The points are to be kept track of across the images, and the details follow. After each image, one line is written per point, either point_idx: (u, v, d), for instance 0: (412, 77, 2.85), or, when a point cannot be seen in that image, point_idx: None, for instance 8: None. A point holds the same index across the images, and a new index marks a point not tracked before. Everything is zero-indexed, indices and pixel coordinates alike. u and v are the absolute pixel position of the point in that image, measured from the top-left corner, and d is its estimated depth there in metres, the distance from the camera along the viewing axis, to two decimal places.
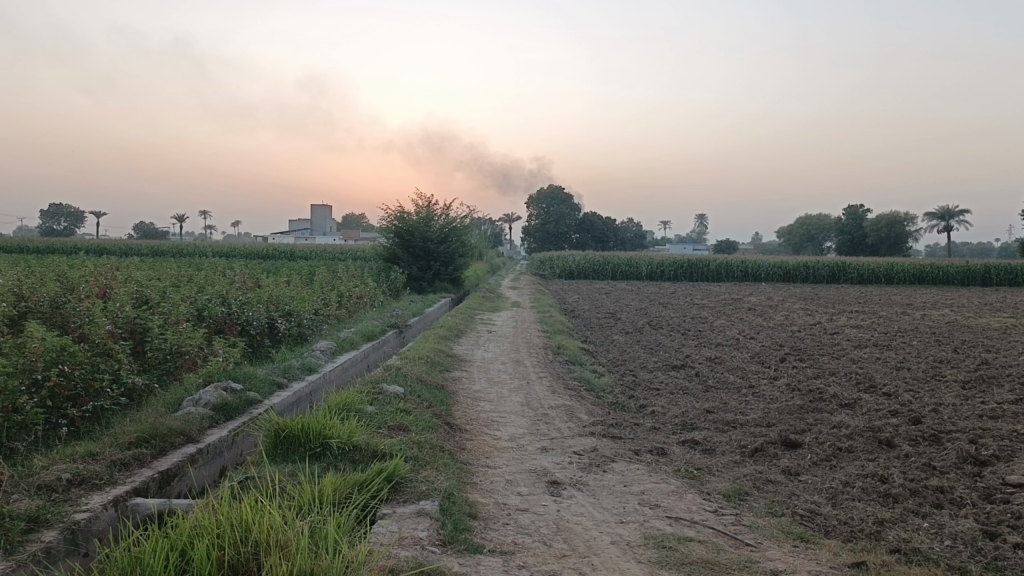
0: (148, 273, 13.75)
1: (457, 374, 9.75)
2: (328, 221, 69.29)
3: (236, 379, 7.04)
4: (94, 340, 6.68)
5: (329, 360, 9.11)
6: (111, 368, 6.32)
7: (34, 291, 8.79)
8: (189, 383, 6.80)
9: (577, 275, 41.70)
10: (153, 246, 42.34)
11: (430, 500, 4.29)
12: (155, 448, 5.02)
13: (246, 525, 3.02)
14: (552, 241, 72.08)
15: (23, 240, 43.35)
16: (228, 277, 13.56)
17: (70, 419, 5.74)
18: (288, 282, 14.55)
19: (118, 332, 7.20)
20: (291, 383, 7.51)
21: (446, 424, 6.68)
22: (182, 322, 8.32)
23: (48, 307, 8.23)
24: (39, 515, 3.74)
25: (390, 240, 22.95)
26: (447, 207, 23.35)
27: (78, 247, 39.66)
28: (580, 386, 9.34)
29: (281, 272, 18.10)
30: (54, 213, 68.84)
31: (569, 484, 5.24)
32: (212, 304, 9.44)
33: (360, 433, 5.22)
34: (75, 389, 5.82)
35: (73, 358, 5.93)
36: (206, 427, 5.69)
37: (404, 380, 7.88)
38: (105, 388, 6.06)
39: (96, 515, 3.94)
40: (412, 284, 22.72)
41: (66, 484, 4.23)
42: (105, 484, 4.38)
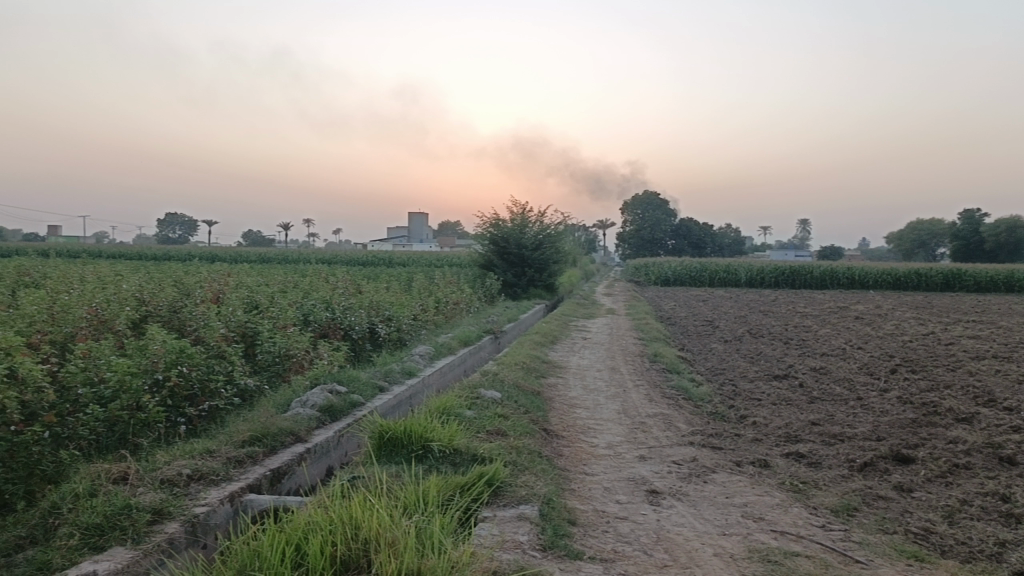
0: (258, 279, 14.42)
1: (554, 381, 9.78)
2: (424, 228, 70.52)
3: (341, 381, 7.29)
4: (210, 343, 7.06)
5: (428, 364, 9.31)
6: (225, 370, 6.68)
7: (154, 297, 9.36)
8: (296, 387, 7.09)
9: (673, 282, 41.20)
10: (257, 253, 44.06)
11: (530, 505, 4.34)
12: (266, 446, 5.23)
13: (356, 523, 3.12)
14: (650, 246, 71.42)
15: (140, 247, 45.99)
16: (329, 283, 14.03)
17: (188, 417, 6.09)
18: (388, 288, 14.97)
19: (230, 334, 7.58)
20: (392, 387, 7.70)
21: (543, 430, 6.72)
22: (289, 326, 8.68)
23: (167, 311, 8.74)
24: (163, 507, 3.98)
25: (485, 246, 23.27)
26: (542, 214, 23.43)
27: (190, 254, 41.71)
28: (678, 395, 9.21)
29: (382, 279, 18.62)
30: (169, 221, 72.65)
31: (669, 494, 5.18)
32: (317, 309, 9.83)
33: (460, 437, 5.30)
34: (192, 390, 6.18)
35: (191, 360, 6.29)
36: (314, 427, 5.91)
37: (500, 386, 7.96)
38: (219, 389, 6.41)
39: (214, 508, 4.15)
40: (506, 290, 22.89)
41: (187, 479, 4.48)
42: (221, 480, 4.60)
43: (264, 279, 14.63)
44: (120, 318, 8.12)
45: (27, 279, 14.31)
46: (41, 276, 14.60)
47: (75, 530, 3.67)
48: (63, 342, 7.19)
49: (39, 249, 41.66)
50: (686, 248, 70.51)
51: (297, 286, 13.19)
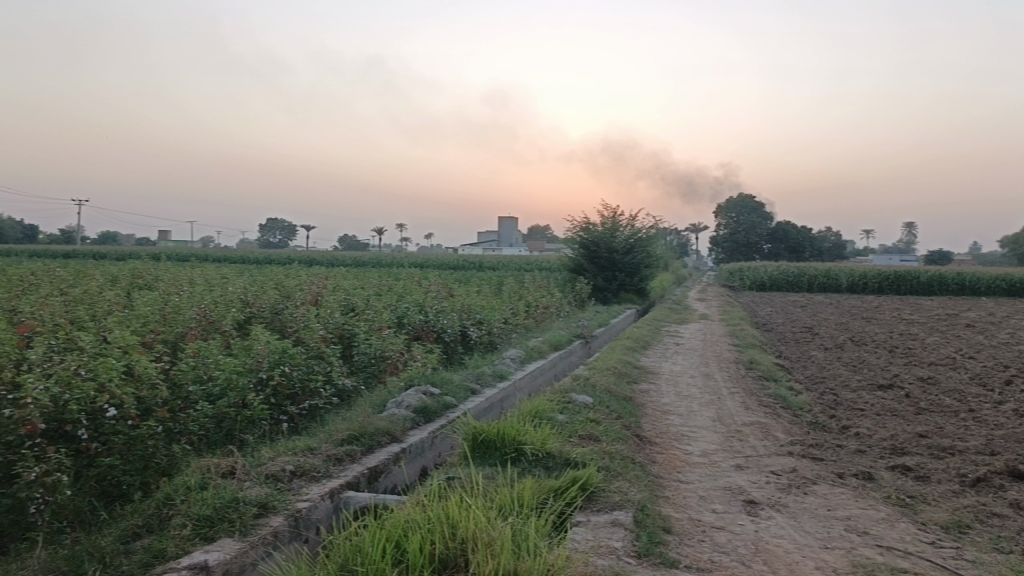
0: (354, 282, 14.83)
1: (646, 387, 9.67)
2: (514, 232, 70.95)
3: (435, 383, 7.41)
4: (310, 345, 7.31)
5: (519, 367, 9.35)
6: (324, 370, 6.90)
7: (257, 299, 9.76)
8: (391, 388, 7.24)
9: (769, 287, 40.17)
10: (354, 257, 45.33)
11: (624, 511, 4.31)
12: (363, 446, 5.37)
13: (453, 522, 3.17)
14: (745, 250, 70.38)
15: (243, 252, 47.95)
16: (421, 287, 14.30)
17: (290, 415, 6.31)
18: (479, 292, 15.14)
19: (329, 336, 7.82)
20: (484, 390, 7.77)
21: (636, 436, 6.65)
22: (385, 328, 8.89)
23: (269, 313, 9.09)
24: (268, 502, 4.15)
25: (575, 251, 23.25)
26: (633, 217, 23.24)
27: (289, 258, 43.31)
28: (775, 403, 8.96)
29: (473, 283, 18.87)
30: (270, 227, 75.49)
31: (767, 505, 5.05)
32: (411, 312, 10.04)
33: (553, 440, 5.32)
34: (294, 389, 6.42)
35: (293, 360, 6.53)
36: (408, 428, 6.02)
37: (592, 391, 7.92)
38: (319, 388, 6.62)
39: (315, 504, 4.28)
40: (597, 294, 22.78)
41: (290, 475, 4.64)
42: (321, 476, 4.75)
43: (361, 282, 15.02)
44: (226, 319, 8.49)
45: (142, 281, 15.18)
46: (154, 279, 15.45)
47: (187, 521, 3.86)
48: (174, 341, 7.58)
49: (153, 252, 44.07)
50: (782, 252, 68.55)
51: (392, 289, 13.49)
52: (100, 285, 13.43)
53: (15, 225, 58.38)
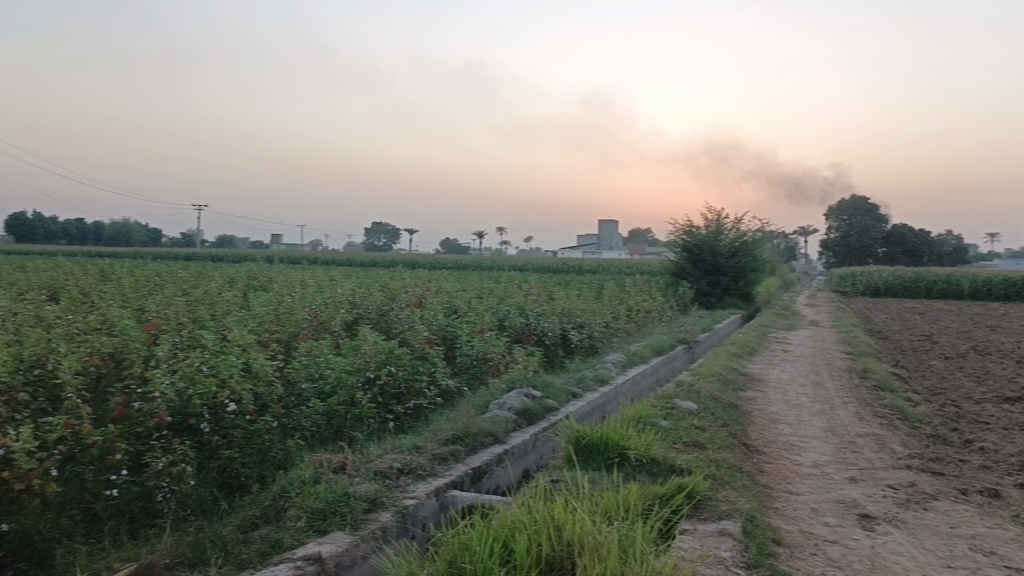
0: (456, 285, 15.05)
1: (752, 394, 9.42)
2: (615, 236, 70.44)
3: (536, 386, 7.44)
4: (415, 346, 7.47)
5: (620, 372, 9.28)
6: (429, 371, 7.03)
7: (363, 301, 10.06)
8: (493, 391, 7.32)
9: (883, 292, 38.45)
10: (455, 260, 46.08)
11: (732, 521, 4.22)
12: (467, 446, 5.45)
13: (558, 524, 3.18)
14: (858, 254, 68.13)
15: (350, 255, 49.54)
16: (522, 290, 14.43)
17: (396, 414, 6.47)
18: (580, 295, 15.12)
19: (433, 338, 7.98)
20: (585, 393, 7.74)
21: (743, 444, 6.49)
22: (487, 330, 8.99)
23: (375, 315, 9.35)
24: (378, 498, 4.27)
25: (677, 254, 22.88)
26: (738, 220, 22.70)
27: (393, 261, 44.41)
28: (891, 414, 8.56)
29: (573, 286, 18.87)
30: (375, 231, 77.59)
31: (884, 519, 4.83)
32: (512, 316, 10.13)
33: (657, 446, 5.25)
34: (399, 388, 6.58)
35: (398, 361, 6.72)
36: (511, 429, 6.06)
37: (696, 397, 7.77)
38: (423, 388, 6.76)
39: (422, 501, 4.37)
40: (700, 298, 22.35)
41: (397, 473, 4.76)
42: (427, 475, 4.84)
43: (463, 285, 15.27)
44: (335, 320, 8.77)
45: (256, 282, 15.91)
46: (267, 281, 16.13)
47: (302, 513, 4.03)
48: (287, 340, 7.89)
49: (266, 255, 46.05)
50: (898, 256, 65.46)
51: (493, 292, 13.62)
52: (219, 286, 14.11)
53: (142, 231, 62.12)
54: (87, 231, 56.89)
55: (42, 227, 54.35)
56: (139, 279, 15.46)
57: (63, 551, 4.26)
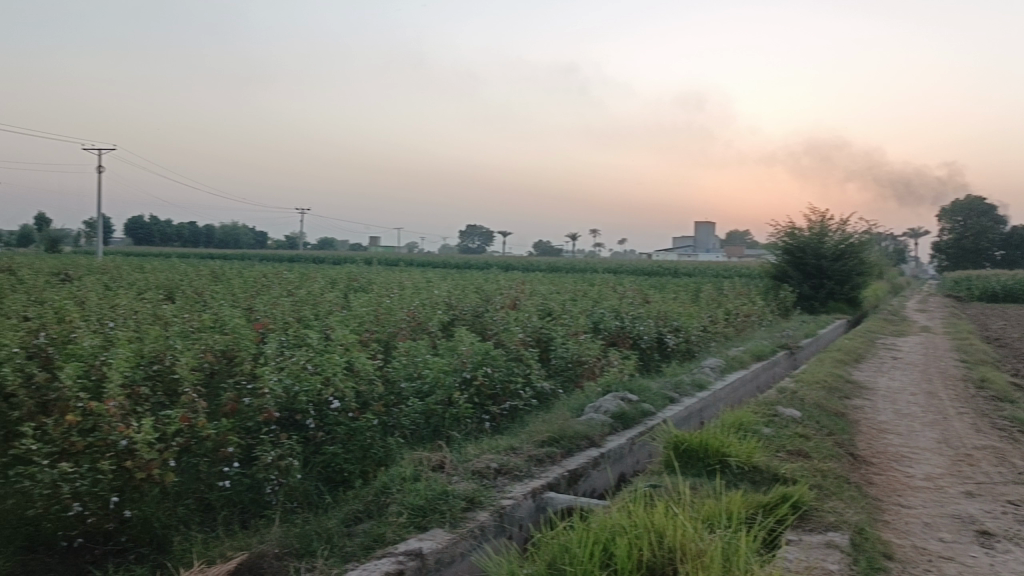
0: (551, 287, 15.09)
1: (858, 402, 9.06)
2: (712, 237, 69.09)
3: (632, 390, 7.37)
4: (510, 348, 7.53)
5: (719, 377, 9.09)
6: (524, 373, 7.07)
7: (459, 303, 10.20)
8: (588, 394, 7.29)
9: (1002, 298, 36.36)
10: (550, 262, 46.18)
11: (839, 533, 4.07)
12: (563, 448, 5.45)
13: (659, 530, 3.15)
14: (974, 258, 65.17)
15: (446, 257, 50.47)
16: (617, 292, 14.34)
17: (491, 415, 6.53)
18: (677, 298, 14.89)
19: (528, 340, 8.02)
20: (682, 398, 7.62)
21: (849, 454, 6.26)
22: (582, 333, 8.97)
23: (471, 316, 9.47)
24: (476, 497, 4.32)
25: (778, 257, 22.25)
26: (843, 222, 21.89)
27: (488, 262, 44.90)
28: (1012, 427, 8.08)
29: (669, 289, 18.60)
30: (470, 233, 78.57)
31: (1005, 537, 4.57)
32: (606, 319, 10.08)
33: (759, 454, 5.13)
34: (495, 389, 6.64)
35: (494, 362, 6.79)
36: (607, 433, 6.02)
37: (799, 404, 7.53)
38: (519, 390, 6.80)
39: (518, 501, 4.40)
40: (802, 303, 21.66)
41: (494, 473, 4.81)
42: (524, 475, 4.87)
43: (557, 288, 15.27)
44: (432, 321, 8.93)
45: (356, 283, 16.36)
46: (367, 282, 16.57)
47: (403, 509, 4.13)
48: (386, 340, 8.08)
49: (365, 257, 47.35)
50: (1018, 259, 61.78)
51: (587, 295, 13.59)
52: (322, 287, 14.59)
53: (249, 233, 64.87)
54: (199, 234, 59.78)
55: (158, 230, 57.47)
56: (248, 279, 16.15)
57: (180, 538, 4.48)
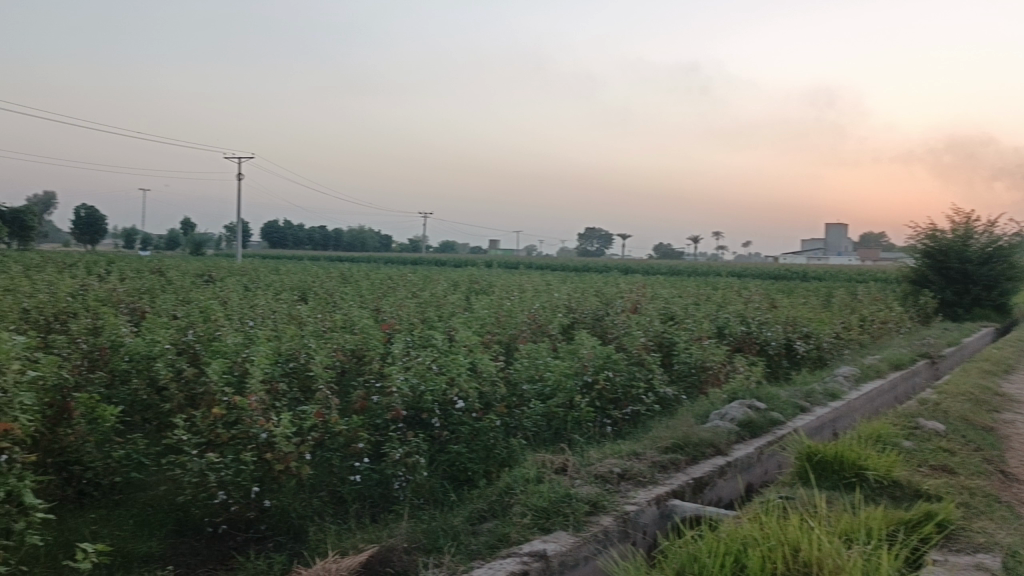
0: (673, 291, 14.85)
1: (1010, 417, 8.44)
2: (844, 239, 66.09)
3: (760, 397, 7.15)
4: (632, 352, 7.46)
5: (853, 386, 8.69)
6: (646, 378, 6.99)
7: (580, 306, 10.20)
8: (714, 401, 7.12)
9: None
10: (671, 265, 45.42)
11: (991, 555, 3.81)
12: (688, 455, 5.35)
13: (794, 544, 3.06)
14: None
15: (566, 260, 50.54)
16: (742, 297, 13.94)
17: (613, 419, 6.48)
18: (806, 303, 14.33)
19: (650, 344, 7.93)
20: (814, 407, 7.32)
21: (1000, 471, 5.84)
22: (705, 338, 8.78)
23: (591, 320, 9.44)
24: (599, 501, 4.31)
25: (918, 261, 21.03)
26: (992, 224, 20.46)
27: (608, 265, 44.63)
28: None
29: (798, 294, 17.91)
30: (589, 235, 78.33)
31: None
32: (731, 323, 9.83)
33: (899, 468, 4.87)
34: (617, 394, 6.59)
35: (616, 366, 6.75)
36: (734, 441, 5.87)
37: (942, 417, 7.09)
38: (641, 395, 6.72)
39: (642, 508, 4.35)
40: (944, 309, 20.38)
41: (618, 478, 4.78)
42: (648, 482, 4.81)
43: (680, 291, 15.00)
44: (553, 324, 8.96)
45: (478, 286, 16.64)
46: (489, 285, 16.81)
47: (527, 511, 4.16)
48: (508, 342, 8.17)
49: (486, 260, 48.07)
50: None
51: (711, 299, 13.28)
52: (445, 289, 14.93)
53: (375, 237, 67.09)
54: (329, 238, 62.35)
55: (291, 234, 60.32)
56: (375, 282, 16.72)
57: (315, 528, 4.67)
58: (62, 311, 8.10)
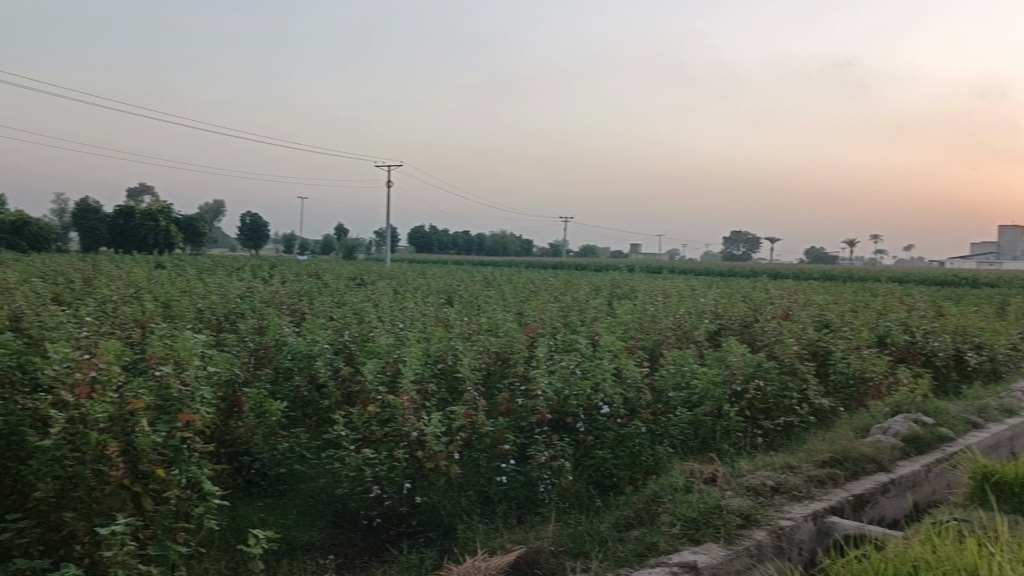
0: (828, 298, 14.17)
1: None
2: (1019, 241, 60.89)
3: (926, 412, 6.70)
4: (784, 360, 7.18)
5: None
6: (800, 388, 6.70)
7: (727, 312, 9.92)
8: (875, 414, 6.73)
9: None
10: (824, 270, 43.34)
11: None
12: (847, 471, 5.09)
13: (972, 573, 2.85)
14: None
15: (710, 265, 49.34)
16: (904, 304, 13.12)
17: (764, 430, 6.26)
18: (978, 311, 13.30)
19: (803, 352, 7.60)
20: (988, 424, 6.79)
21: None
22: (864, 347, 8.32)
23: (739, 326, 9.17)
24: (752, 514, 4.17)
25: None
26: None
27: (755, 270, 43.13)
28: None
29: (968, 301, 16.67)
30: (735, 239, 76.04)
31: None
32: (893, 332, 9.26)
33: None
34: (768, 404, 6.36)
35: (767, 375, 6.50)
36: (898, 457, 5.52)
37: None
38: (794, 405, 6.46)
39: (798, 524, 4.17)
40: None
41: (771, 491, 4.61)
42: (803, 496, 4.61)
43: (835, 298, 14.31)
44: (699, 330, 8.75)
45: (621, 290, 16.52)
46: (632, 289, 16.64)
47: (676, 520, 4.10)
48: (652, 348, 8.06)
49: (628, 265, 47.68)
50: None
51: (870, 306, 12.57)
52: (588, 294, 14.92)
53: (517, 242, 67.92)
54: (473, 243, 63.77)
55: (436, 239, 62.06)
56: (519, 286, 16.93)
57: (464, 526, 4.78)
58: (232, 311, 8.70)
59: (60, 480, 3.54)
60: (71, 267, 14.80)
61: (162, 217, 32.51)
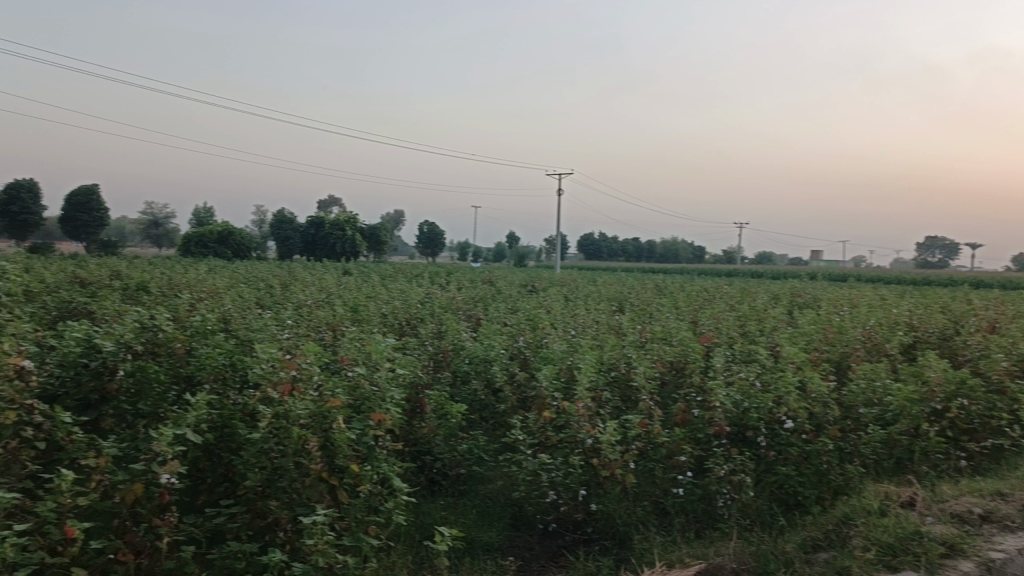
0: None
1: None
2: None
3: None
4: (991, 376, 6.58)
5: None
6: (1010, 409, 6.11)
7: (923, 324, 9.22)
8: None
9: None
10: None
11: None
12: None
13: None
14: None
15: (901, 272, 46.05)
16: None
17: (968, 453, 5.76)
18: None
19: (1014, 369, 6.93)
20: None
21: None
22: None
23: (937, 340, 8.50)
24: (957, 544, 3.85)
25: None
26: None
27: (953, 279, 39.80)
28: None
29: None
30: (928, 245, 70.56)
31: None
32: None
33: None
34: (972, 424, 5.85)
35: (972, 393, 5.98)
36: None
37: None
38: (1004, 427, 5.90)
39: (1013, 556, 3.78)
40: None
41: (979, 519, 4.24)
42: (1018, 527, 4.19)
43: None
44: (891, 342, 8.19)
45: (802, 299, 15.79)
46: (814, 298, 15.84)
47: (870, 545, 3.86)
48: (838, 361, 7.64)
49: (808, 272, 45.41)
50: None
51: None
52: (765, 302, 14.35)
53: (688, 250, 66.48)
54: (643, 250, 63.10)
55: (606, 247, 62.00)
56: (693, 294, 16.58)
57: (640, 537, 4.72)
58: (413, 316, 9.11)
59: (266, 471, 3.81)
60: (271, 274, 16.09)
61: (349, 226, 34.47)
